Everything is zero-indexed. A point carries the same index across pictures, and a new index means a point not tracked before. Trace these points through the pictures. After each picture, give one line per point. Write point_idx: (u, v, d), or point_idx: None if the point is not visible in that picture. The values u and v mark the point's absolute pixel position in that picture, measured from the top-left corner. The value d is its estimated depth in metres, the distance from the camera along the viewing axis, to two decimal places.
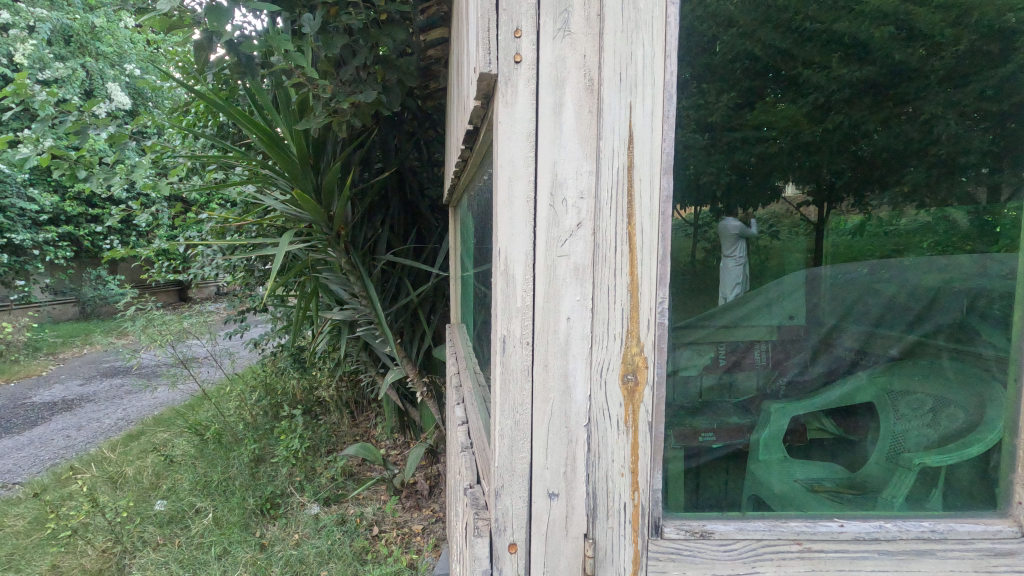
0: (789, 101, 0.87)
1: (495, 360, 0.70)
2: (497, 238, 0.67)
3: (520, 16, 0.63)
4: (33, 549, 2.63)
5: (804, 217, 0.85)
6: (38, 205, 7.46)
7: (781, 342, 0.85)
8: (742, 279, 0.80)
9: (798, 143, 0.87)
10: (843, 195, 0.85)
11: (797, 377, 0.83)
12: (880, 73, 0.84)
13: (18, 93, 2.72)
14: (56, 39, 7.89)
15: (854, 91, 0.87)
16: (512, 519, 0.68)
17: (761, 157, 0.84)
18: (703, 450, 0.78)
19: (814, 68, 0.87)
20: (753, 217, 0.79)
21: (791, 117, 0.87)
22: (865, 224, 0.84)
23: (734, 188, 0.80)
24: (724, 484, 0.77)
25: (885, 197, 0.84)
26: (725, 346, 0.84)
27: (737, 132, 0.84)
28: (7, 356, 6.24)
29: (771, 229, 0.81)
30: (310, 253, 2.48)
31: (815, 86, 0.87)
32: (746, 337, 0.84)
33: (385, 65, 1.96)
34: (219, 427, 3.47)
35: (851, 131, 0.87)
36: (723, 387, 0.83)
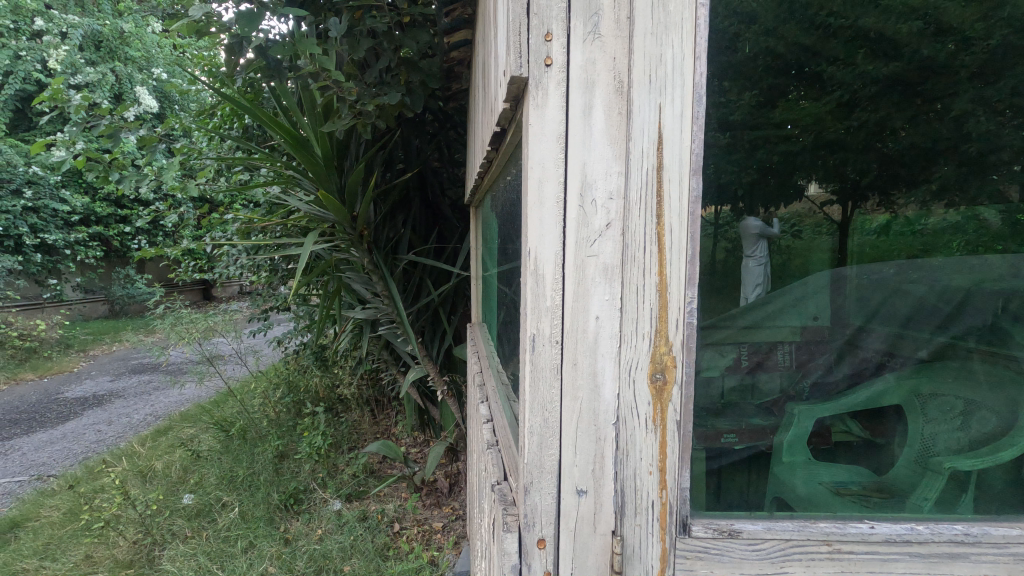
0: (810, 100, 0.78)
1: (524, 359, 0.71)
2: (526, 239, 0.68)
3: (551, 20, 0.64)
4: (68, 540, 2.72)
5: (827, 217, 0.80)
6: (70, 206, 7.70)
7: (805, 343, 0.82)
8: (764, 279, 0.78)
9: (820, 142, 0.77)
10: (867, 193, 0.79)
11: (822, 378, 0.81)
12: (909, 69, 0.76)
13: (55, 98, 2.83)
14: (88, 45, 8.15)
15: (880, 87, 0.77)
16: (541, 515, 0.69)
17: (783, 157, 0.76)
18: (726, 451, 0.77)
19: (838, 65, 0.77)
20: (776, 217, 0.77)
21: (814, 115, 0.78)
22: (890, 224, 0.79)
23: (758, 186, 0.76)
24: (746, 485, 0.77)
25: (913, 196, 0.78)
26: (747, 346, 0.80)
27: (758, 131, 0.75)
28: (41, 352, 6.45)
29: (794, 228, 0.78)
30: (333, 253, 2.53)
31: (838, 83, 0.77)
32: (769, 337, 0.81)
33: (408, 66, 1.96)
34: (244, 423, 3.55)
35: (877, 128, 0.78)
36: (745, 388, 0.81)
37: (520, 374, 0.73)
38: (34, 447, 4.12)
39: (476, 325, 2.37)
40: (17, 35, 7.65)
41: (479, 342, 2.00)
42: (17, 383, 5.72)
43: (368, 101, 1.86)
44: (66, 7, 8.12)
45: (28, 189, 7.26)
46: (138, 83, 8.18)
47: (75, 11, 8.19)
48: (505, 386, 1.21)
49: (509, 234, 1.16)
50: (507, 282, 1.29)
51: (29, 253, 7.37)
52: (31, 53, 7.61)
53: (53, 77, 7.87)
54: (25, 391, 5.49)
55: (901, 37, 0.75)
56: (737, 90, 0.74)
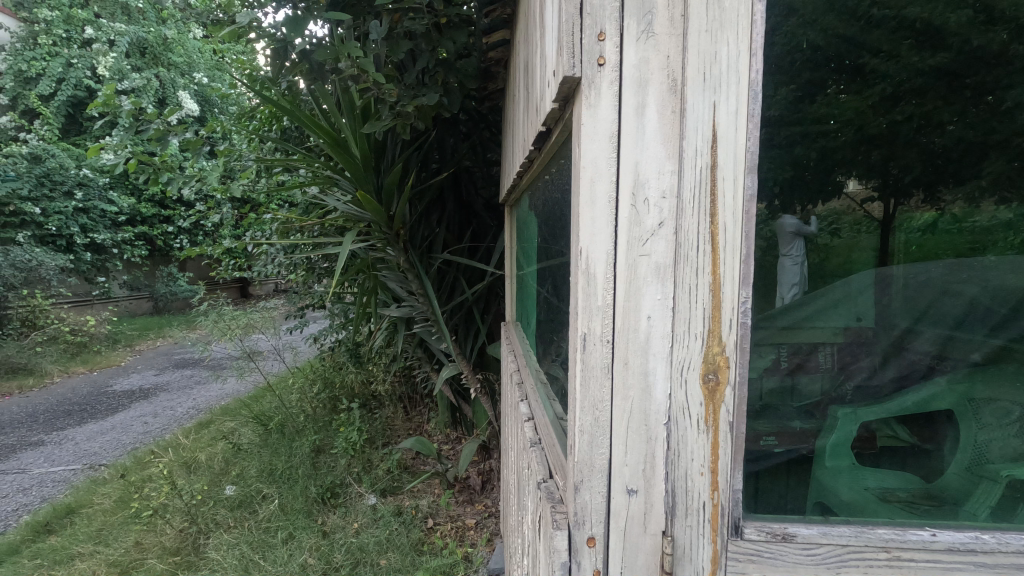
0: (852, 93, 0.75)
1: (574, 358, 0.71)
2: (576, 239, 0.68)
3: (604, 19, 0.64)
4: (119, 527, 2.83)
5: (868, 215, 0.77)
6: (117, 207, 8.04)
7: (848, 345, 0.80)
8: (800, 279, 0.75)
9: (863, 136, 0.74)
10: (912, 190, 0.75)
11: (866, 381, 0.79)
12: (958, 60, 0.72)
13: (107, 103, 2.97)
14: (134, 52, 8.48)
15: (927, 80, 0.73)
16: (590, 514, 0.69)
17: (822, 153, 0.74)
18: (765, 456, 0.75)
19: (881, 56, 0.74)
20: (812, 215, 0.74)
21: (855, 108, 0.75)
22: (937, 222, 0.76)
23: (799, 184, 0.74)
24: (787, 487, 0.75)
25: (961, 192, 0.74)
26: (787, 348, 0.77)
27: (798, 126, 0.73)
28: (91, 347, 6.74)
29: (832, 226, 0.75)
30: (370, 252, 2.58)
31: (883, 76, 0.74)
32: (809, 340, 0.78)
33: (446, 67, 1.99)
34: (282, 418, 3.65)
35: (924, 122, 0.74)
36: (784, 392, 0.77)
37: (571, 373, 0.73)
38: (87, 437, 4.32)
39: (510, 323, 2.39)
40: (69, 45, 8.28)
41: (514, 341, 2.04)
42: (69, 375, 5.99)
43: (407, 103, 1.89)
44: (114, 16, 8.49)
45: (79, 191, 7.61)
46: (181, 87, 8.46)
47: (122, 19, 8.52)
48: (546, 385, 1.21)
49: (552, 234, 1.16)
50: (549, 281, 1.28)
51: (80, 251, 7.71)
52: (82, 60, 8.13)
53: (101, 83, 8.22)
54: (78, 383, 5.76)
55: (950, 28, 0.72)
56: (774, 85, 0.72)
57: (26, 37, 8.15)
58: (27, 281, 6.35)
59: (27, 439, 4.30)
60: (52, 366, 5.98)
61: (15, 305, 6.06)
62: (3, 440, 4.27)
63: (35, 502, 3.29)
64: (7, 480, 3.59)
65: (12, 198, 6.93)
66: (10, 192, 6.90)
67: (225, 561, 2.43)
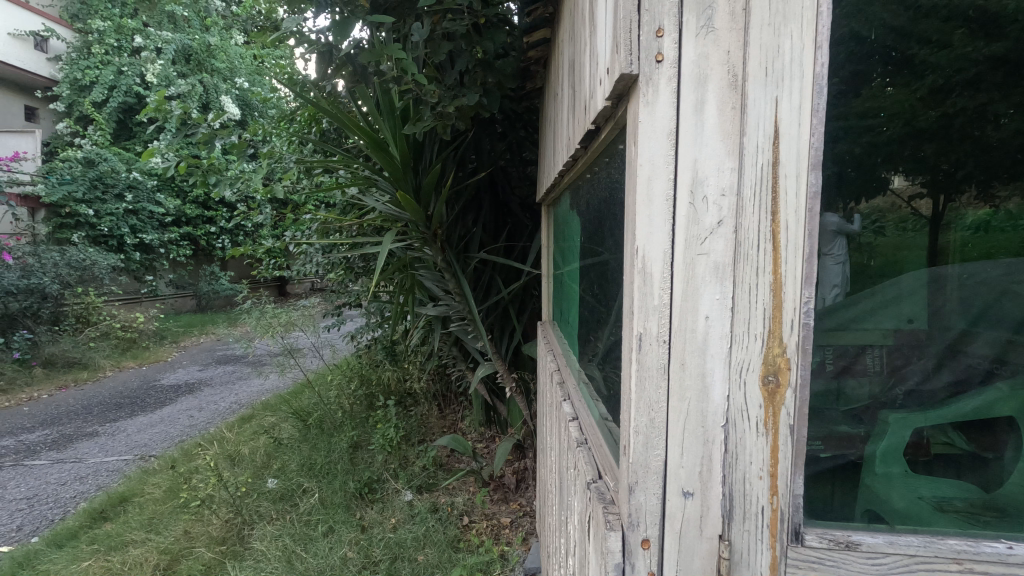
0: (898, 85, 0.71)
1: (629, 358, 0.71)
2: (632, 238, 0.68)
3: (662, 15, 0.63)
4: (169, 515, 2.95)
5: (915, 212, 0.73)
6: (163, 208, 8.36)
7: (897, 347, 0.76)
8: (842, 280, 0.73)
9: (910, 130, 0.71)
10: (965, 186, 0.72)
11: (919, 385, 0.75)
12: (1017, 48, 0.67)
13: (158, 109, 3.11)
14: (179, 58, 8.79)
15: (981, 69, 0.69)
16: (645, 515, 0.69)
17: (868, 146, 0.71)
18: (810, 459, 0.73)
19: (932, 47, 0.69)
20: (856, 212, 0.72)
21: (902, 101, 0.71)
22: (991, 219, 0.72)
23: (842, 180, 0.71)
24: (830, 494, 0.73)
25: (1015, 188, 0.71)
26: (832, 350, 0.74)
27: (840, 121, 0.70)
28: (140, 343, 7.03)
29: (876, 225, 0.73)
30: (408, 252, 2.62)
31: (933, 66, 0.69)
32: (856, 341, 0.75)
33: (486, 68, 1.99)
34: (321, 414, 3.74)
35: (979, 114, 0.70)
36: (830, 394, 0.74)
37: (625, 373, 0.73)
38: (137, 429, 4.51)
39: (547, 323, 2.40)
40: (120, 53, 8.67)
41: (552, 340, 2.04)
42: (120, 369, 6.25)
43: (448, 104, 1.91)
44: (161, 25, 8.81)
45: (129, 194, 7.95)
46: (223, 92, 8.71)
47: (169, 27, 8.83)
48: (589, 385, 1.20)
49: (600, 231, 1.14)
50: (593, 281, 1.27)
51: (130, 251, 8.05)
52: (131, 68, 8.50)
53: (150, 89, 8.55)
54: (128, 377, 6.02)
55: (1010, 12, 0.66)
56: None
57: (81, 47, 8.66)
58: (81, 280, 6.66)
59: (83, 429, 4.52)
60: (105, 360, 6.27)
61: (70, 302, 6.37)
62: (61, 430, 4.49)
63: (91, 490, 3.45)
64: (65, 469, 3.77)
65: (68, 201, 7.29)
66: (66, 196, 7.26)
67: (269, 552, 2.49)
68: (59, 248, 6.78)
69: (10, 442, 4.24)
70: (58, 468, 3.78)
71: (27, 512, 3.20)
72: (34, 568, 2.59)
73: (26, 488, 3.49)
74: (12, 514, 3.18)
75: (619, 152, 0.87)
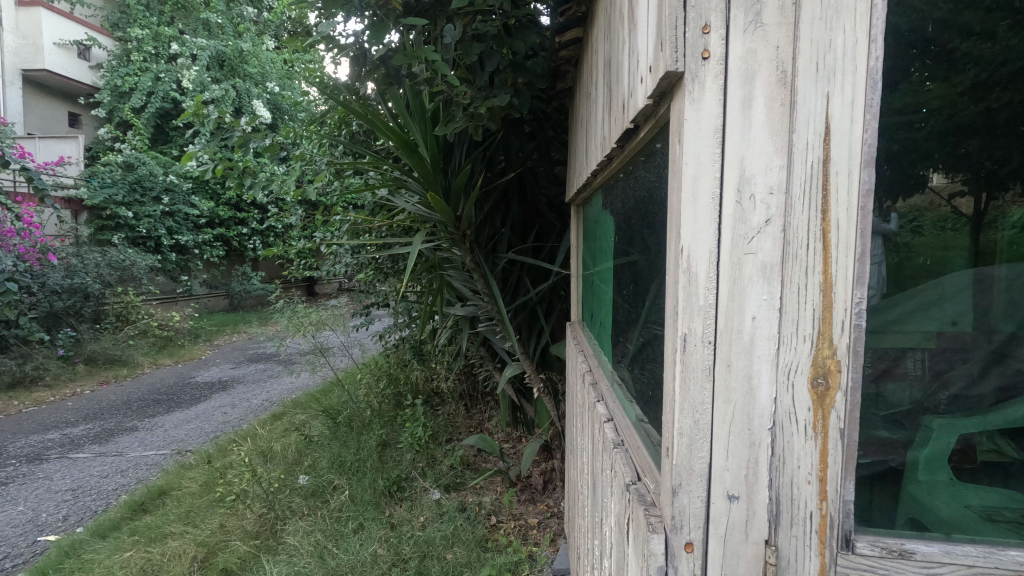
0: (939, 80, 0.68)
1: (672, 359, 0.70)
2: (677, 237, 0.67)
3: (709, 11, 0.63)
4: (205, 509, 3.03)
5: (955, 210, 0.69)
6: (198, 210, 8.60)
7: (939, 352, 0.71)
8: (878, 280, 0.69)
9: (950, 127, 0.68)
10: (1010, 182, 0.67)
11: (962, 392, 0.71)
12: None
13: (196, 114, 3.20)
14: (213, 64, 9.03)
15: None
16: (688, 518, 0.68)
17: (905, 144, 0.68)
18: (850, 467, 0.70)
19: (975, 40, 0.66)
20: (893, 211, 0.69)
21: (942, 97, 0.68)
22: None
23: (880, 178, 0.68)
24: (870, 502, 0.71)
25: None
26: (871, 353, 0.70)
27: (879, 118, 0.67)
28: (176, 341, 7.24)
29: (913, 224, 0.69)
30: (437, 252, 2.64)
31: (976, 59, 0.67)
32: (895, 345, 0.71)
33: (516, 68, 1.98)
34: (350, 412, 3.79)
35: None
36: (870, 401, 0.71)
37: (667, 374, 0.72)
38: (174, 424, 4.65)
39: (576, 323, 2.40)
40: (158, 60, 8.95)
41: (583, 341, 2.03)
42: (158, 366, 6.45)
43: (479, 104, 1.92)
44: (196, 32, 9.07)
45: (166, 197, 8.19)
46: (255, 97, 8.90)
47: (203, 35, 9.08)
48: (623, 386, 1.19)
49: (637, 230, 1.13)
50: (627, 281, 1.25)
51: (166, 252, 8.30)
52: (168, 74, 8.76)
53: (185, 94, 8.80)
54: (165, 374, 6.20)
55: None
56: None
57: (121, 55, 8.97)
58: (121, 280, 6.88)
59: (123, 424, 4.67)
60: (143, 357, 6.48)
61: (111, 301, 6.60)
62: (103, 425, 4.66)
63: (132, 483, 3.57)
64: (106, 462, 3.91)
65: (109, 204, 7.55)
66: (107, 199, 7.53)
67: (302, 547, 2.53)
68: (100, 249, 7.03)
69: (56, 435, 4.42)
70: (100, 461, 3.92)
71: (73, 503, 3.32)
72: (80, 557, 2.69)
73: (71, 480, 3.63)
74: (58, 505, 3.31)
75: (660, 150, 0.86)
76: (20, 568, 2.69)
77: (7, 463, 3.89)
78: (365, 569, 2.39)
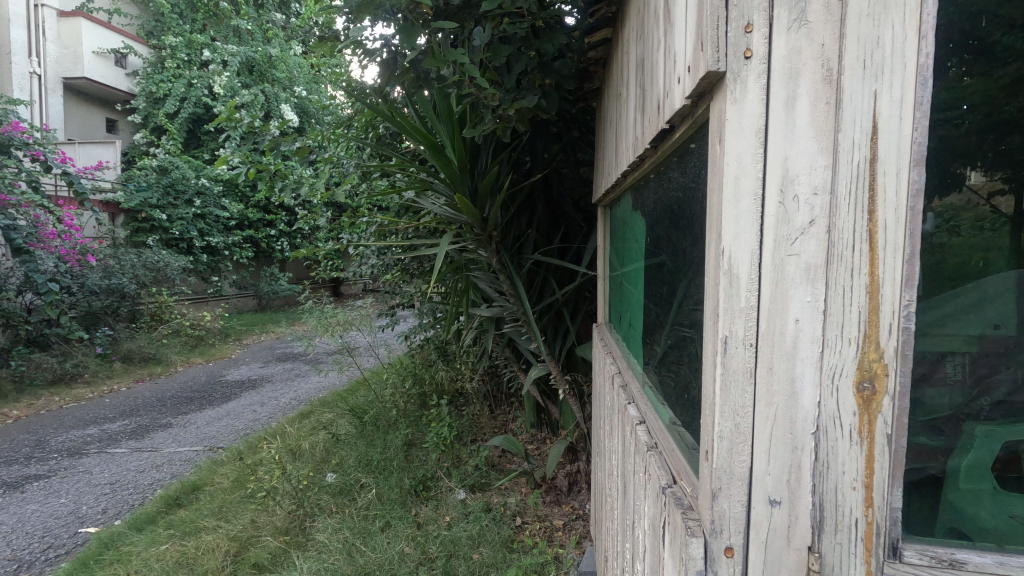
0: (979, 75, 0.65)
1: (711, 361, 0.69)
2: (717, 238, 0.66)
3: (751, 11, 0.62)
4: (237, 505, 3.09)
5: (994, 209, 0.67)
6: (228, 212, 8.81)
7: (983, 356, 0.67)
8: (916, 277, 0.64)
9: (990, 123, 0.66)
10: None
11: (1006, 398, 0.67)
12: None
13: (230, 119, 3.29)
14: (243, 70, 9.25)
15: None
16: (728, 523, 0.67)
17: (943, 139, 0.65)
18: None
19: (1016, 32, 0.64)
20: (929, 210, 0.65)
21: (983, 92, 0.65)
22: None
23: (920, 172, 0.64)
24: (909, 512, 0.68)
25: None
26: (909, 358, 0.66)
27: None
28: (208, 340, 7.42)
29: (951, 223, 0.66)
30: (463, 253, 2.66)
31: (1019, 52, 0.64)
32: (936, 348, 0.67)
33: (545, 70, 1.96)
34: (376, 411, 3.84)
35: None
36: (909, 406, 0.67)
37: (707, 376, 0.71)
38: (206, 421, 4.76)
39: (603, 324, 2.39)
40: (191, 67, 9.22)
41: (611, 343, 2.02)
42: (190, 365, 6.63)
43: (508, 106, 1.93)
44: (227, 39, 9.32)
45: (197, 199, 8.41)
46: (283, 101, 9.09)
47: (234, 41, 9.31)
48: (656, 389, 1.18)
49: (670, 231, 1.12)
50: (658, 283, 1.24)
51: (197, 253, 8.51)
52: (200, 80, 9.00)
53: (217, 100, 9.03)
54: (196, 372, 6.36)
55: None
56: None
57: (156, 63, 9.26)
58: (155, 280, 7.08)
59: (158, 420, 4.81)
60: (176, 356, 6.67)
61: (145, 301, 6.79)
62: (139, 421, 4.80)
63: (167, 478, 3.67)
64: (142, 457, 4.03)
65: (144, 206, 7.78)
66: (142, 202, 7.77)
67: (331, 544, 2.57)
68: (136, 250, 7.24)
69: (95, 430, 4.56)
70: (137, 456, 4.04)
71: (111, 496, 3.43)
72: (118, 548, 2.78)
73: (110, 474, 3.74)
74: (98, 498, 3.42)
75: (697, 150, 0.85)
76: (63, 558, 2.79)
77: (49, 457, 4.03)
78: (393, 567, 2.41)
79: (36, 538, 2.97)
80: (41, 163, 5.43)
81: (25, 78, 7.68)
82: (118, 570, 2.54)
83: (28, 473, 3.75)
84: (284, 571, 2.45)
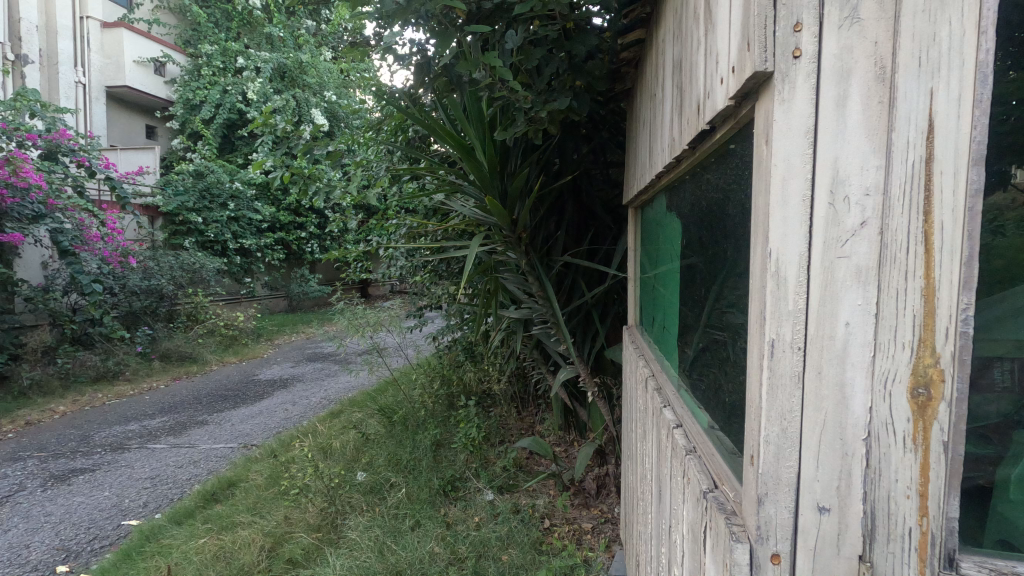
0: None
1: (757, 365, 0.68)
2: (765, 240, 0.66)
3: (801, 9, 0.61)
4: (271, 501, 3.16)
5: None
6: (261, 214, 9.04)
7: None
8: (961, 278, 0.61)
9: None
10: None
11: None
12: None
13: (266, 124, 3.38)
14: (276, 76, 9.51)
15: None
16: (775, 529, 0.66)
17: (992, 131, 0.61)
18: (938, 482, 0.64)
19: None
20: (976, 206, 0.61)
21: None
22: None
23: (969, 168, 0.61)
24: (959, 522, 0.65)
25: None
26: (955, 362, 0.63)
27: None
28: (241, 340, 7.62)
29: (995, 224, 0.62)
30: (493, 255, 2.67)
31: None
32: (982, 353, 0.63)
33: (576, 71, 1.97)
34: (405, 411, 3.89)
35: None
36: None
37: (752, 380, 0.70)
38: (240, 419, 4.89)
39: (633, 327, 2.37)
40: (225, 74, 9.50)
41: (643, 345, 2.00)
42: (224, 364, 6.82)
43: (540, 109, 1.93)
44: (260, 46, 9.59)
45: (231, 203, 8.64)
46: (313, 105, 9.28)
47: (267, 48, 9.58)
48: (693, 393, 1.17)
49: (708, 233, 1.10)
50: (694, 284, 1.22)
51: (231, 255, 8.74)
52: (234, 87, 9.25)
53: (250, 105, 9.27)
54: (230, 371, 6.54)
55: None
56: None
57: (193, 70, 9.57)
58: (191, 281, 7.30)
59: (194, 417, 4.95)
60: (212, 355, 6.86)
61: (182, 301, 7.01)
62: (177, 418, 4.95)
63: (204, 473, 3.78)
64: (181, 453, 4.16)
65: (181, 210, 8.03)
66: (180, 205, 8.02)
67: (362, 541, 2.60)
68: (173, 252, 7.47)
69: (135, 426, 4.73)
70: (176, 451, 4.17)
71: (152, 490, 3.55)
72: (159, 541, 2.87)
73: (150, 469, 3.87)
74: (139, 491, 3.54)
75: (740, 151, 0.84)
76: (108, 549, 2.89)
77: (94, 451, 4.19)
78: (424, 566, 2.43)
79: (83, 529, 3.09)
80: (85, 168, 5.66)
81: (72, 88, 8.07)
82: (160, 561, 2.63)
83: (74, 467, 3.91)
84: (317, 567, 2.49)
